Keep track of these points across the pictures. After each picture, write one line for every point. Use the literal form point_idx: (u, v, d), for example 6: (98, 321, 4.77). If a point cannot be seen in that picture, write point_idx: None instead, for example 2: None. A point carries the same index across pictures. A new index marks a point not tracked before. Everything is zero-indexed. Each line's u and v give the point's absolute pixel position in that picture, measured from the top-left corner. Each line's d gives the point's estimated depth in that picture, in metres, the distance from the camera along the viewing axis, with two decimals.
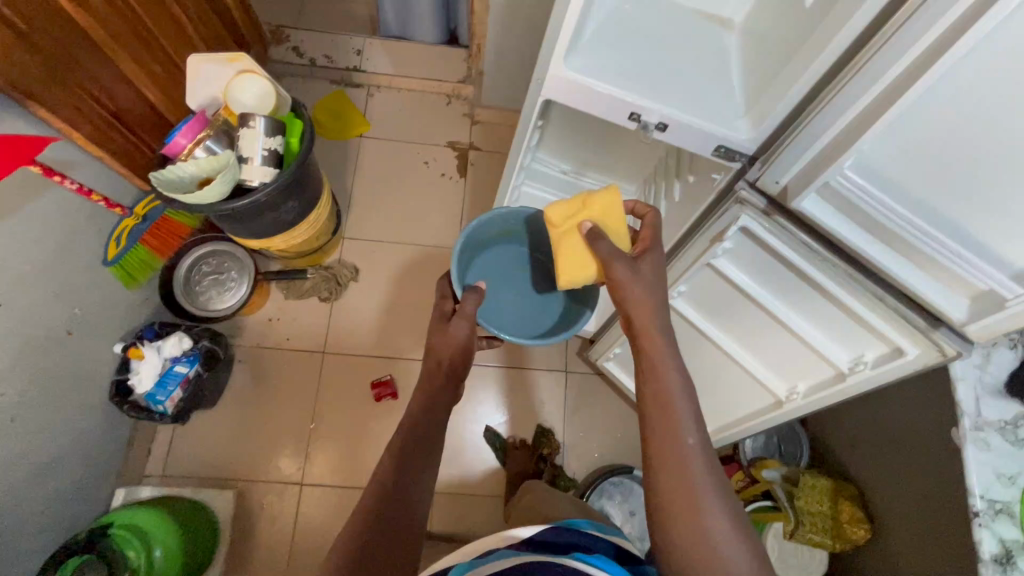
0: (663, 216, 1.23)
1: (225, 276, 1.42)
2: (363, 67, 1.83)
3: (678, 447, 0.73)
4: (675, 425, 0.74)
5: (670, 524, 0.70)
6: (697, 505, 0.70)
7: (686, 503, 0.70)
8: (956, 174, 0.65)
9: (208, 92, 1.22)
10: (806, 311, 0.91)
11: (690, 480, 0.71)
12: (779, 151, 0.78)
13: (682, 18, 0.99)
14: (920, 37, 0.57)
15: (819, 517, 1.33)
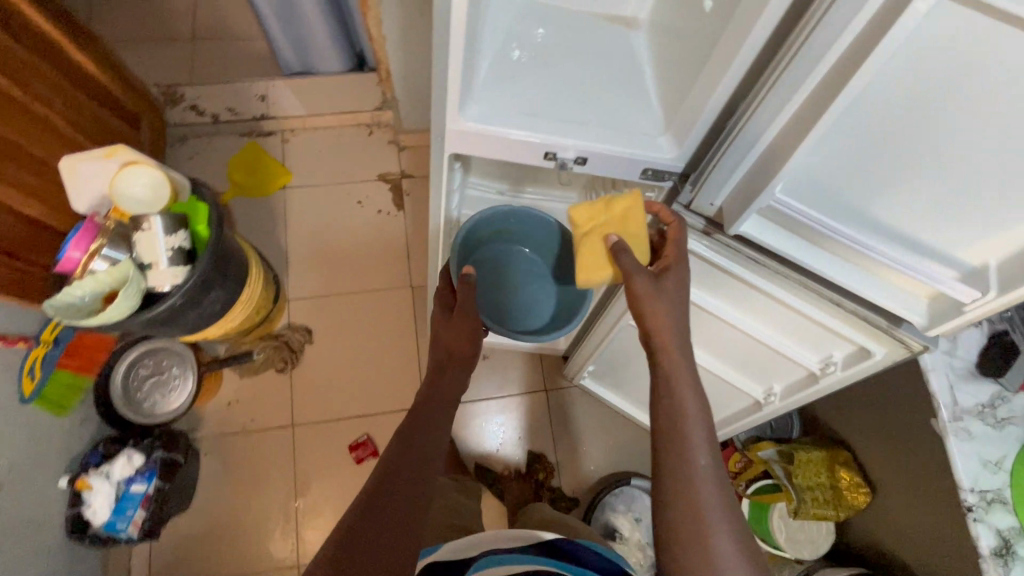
0: None
1: (165, 376, 1.32)
2: (271, 113, 1.71)
3: (688, 471, 0.64)
4: (685, 447, 0.66)
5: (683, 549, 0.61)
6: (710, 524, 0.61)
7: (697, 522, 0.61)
8: (892, 181, 0.59)
9: (93, 194, 1.10)
10: (768, 319, 0.86)
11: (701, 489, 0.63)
12: (708, 172, 0.72)
13: (583, 29, 0.92)
14: (829, 50, 0.52)
15: (818, 489, 1.33)
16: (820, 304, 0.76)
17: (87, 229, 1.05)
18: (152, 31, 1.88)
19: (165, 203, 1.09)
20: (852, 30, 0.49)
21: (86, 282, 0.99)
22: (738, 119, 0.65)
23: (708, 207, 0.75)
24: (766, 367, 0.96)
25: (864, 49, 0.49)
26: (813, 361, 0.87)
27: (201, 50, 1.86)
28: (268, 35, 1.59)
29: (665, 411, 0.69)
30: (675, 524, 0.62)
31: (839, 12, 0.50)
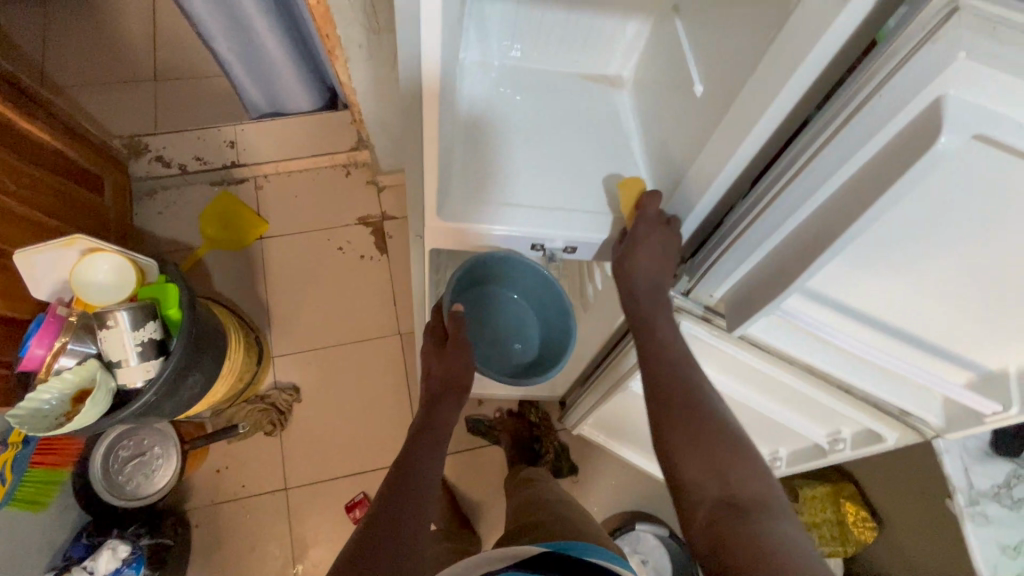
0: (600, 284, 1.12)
1: (146, 455, 1.27)
2: (242, 160, 1.63)
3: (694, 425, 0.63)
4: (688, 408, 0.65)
5: (699, 475, 0.59)
6: (708, 423, 0.63)
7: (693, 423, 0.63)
8: (909, 294, 0.55)
9: (55, 282, 1.05)
10: (774, 396, 0.83)
11: (693, 394, 0.66)
12: (706, 266, 0.67)
13: (565, 95, 0.87)
14: (835, 172, 0.47)
15: (825, 526, 1.33)
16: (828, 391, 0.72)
17: (50, 324, 0.99)
18: (111, 73, 1.78)
19: (131, 285, 1.03)
20: (859, 158, 0.45)
21: (54, 382, 0.92)
22: (736, 219, 0.61)
23: (708, 297, 0.71)
24: (771, 434, 0.93)
25: (875, 177, 0.45)
26: (821, 434, 0.84)
27: (164, 92, 1.77)
28: (234, 81, 1.48)
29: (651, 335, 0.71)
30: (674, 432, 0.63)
31: (846, 137, 0.46)
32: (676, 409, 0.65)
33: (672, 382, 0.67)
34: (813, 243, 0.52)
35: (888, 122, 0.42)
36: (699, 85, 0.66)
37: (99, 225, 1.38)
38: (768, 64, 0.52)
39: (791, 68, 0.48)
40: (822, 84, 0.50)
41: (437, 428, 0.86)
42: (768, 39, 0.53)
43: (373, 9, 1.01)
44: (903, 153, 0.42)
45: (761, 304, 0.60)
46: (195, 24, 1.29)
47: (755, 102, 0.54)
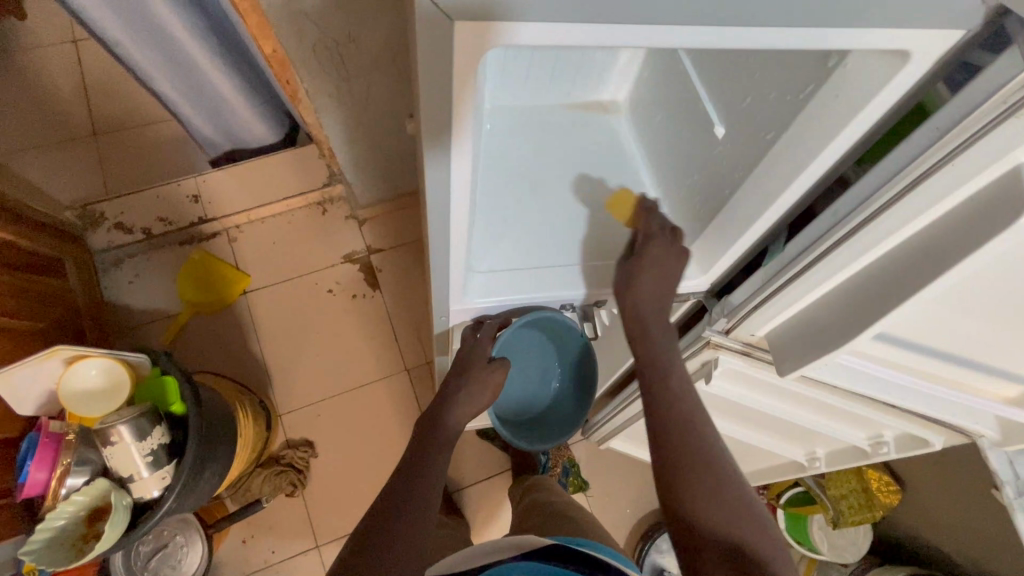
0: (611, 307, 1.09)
1: (169, 546, 1.21)
2: (209, 213, 1.53)
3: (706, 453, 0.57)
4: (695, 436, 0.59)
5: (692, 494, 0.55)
6: (715, 467, 0.57)
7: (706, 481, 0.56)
8: (974, 332, 0.54)
9: (42, 396, 0.97)
10: (817, 411, 0.82)
11: (698, 439, 0.58)
12: (746, 309, 0.65)
13: (562, 129, 0.82)
14: (902, 230, 0.47)
15: (851, 496, 1.29)
16: (877, 406, 0.72)
17: (46, 445, 0.91)
18: (44, 136, 1.64)
19: (126, 389, 0.95)
20: (929, 216, 0.46)
21: (65, 507, 0.87)
22: (777, 266, 0.60)
23: (748, 334, 0.69)
24: (808, 439, 0.93)
25: (950, 237, 0.45)
26: (861, 438, 0.84)
27: (107, 149, 1.63)
28: (186, 123, 1.37)
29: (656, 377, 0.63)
30: (688, 488, 0.55)
31: (912, 200, 0.45)
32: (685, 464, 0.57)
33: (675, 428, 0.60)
34: (875, 293, 0.52)
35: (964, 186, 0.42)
36: (719, 125, 0.63)
37: (71, 312, 1.29)
38: (804, 121, 0.49)
39: (836, 131, 0.46)
40: (866, 141, 0.49)
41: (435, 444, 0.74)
42: (801, 92, 0.50)
43: (339, 57, 0.94)
44: (987, 217, 0.42)
45: (815, 357, 0.59)
46: (135, 72, 1.18)
47: (792, 158, 0.51)
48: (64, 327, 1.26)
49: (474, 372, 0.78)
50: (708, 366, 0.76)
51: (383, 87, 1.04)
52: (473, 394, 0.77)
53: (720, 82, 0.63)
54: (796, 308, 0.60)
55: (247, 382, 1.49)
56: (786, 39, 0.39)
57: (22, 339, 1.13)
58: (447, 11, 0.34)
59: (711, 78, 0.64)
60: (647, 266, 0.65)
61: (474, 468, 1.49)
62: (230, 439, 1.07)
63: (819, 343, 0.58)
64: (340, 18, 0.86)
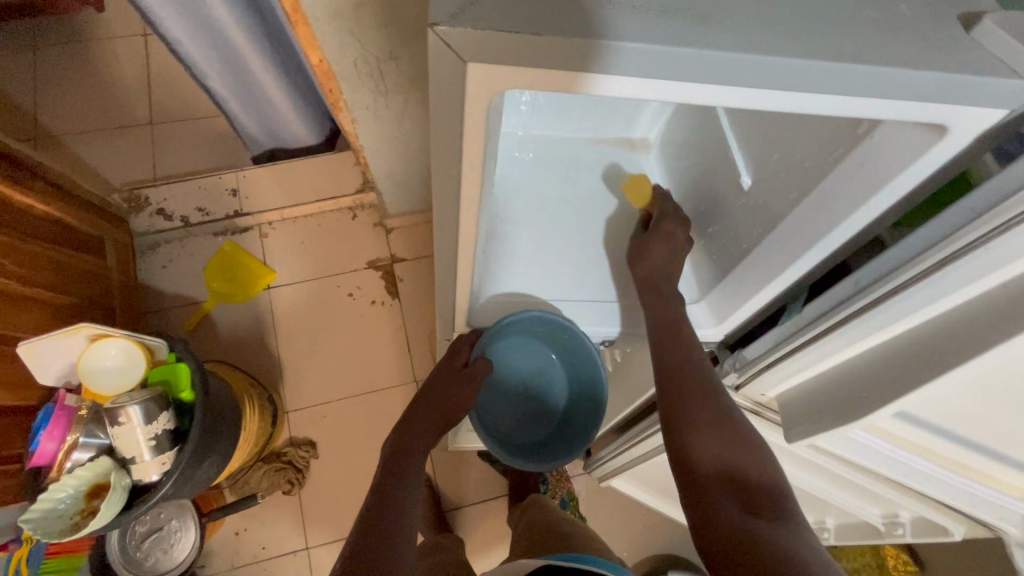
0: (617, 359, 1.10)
1: (164, 529, 1.23)
2: (245, 208, 1.58)
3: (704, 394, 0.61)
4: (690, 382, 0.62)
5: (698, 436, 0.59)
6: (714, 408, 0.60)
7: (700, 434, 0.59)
8: (1003, 422, 0.50)
9: (61, 368, 1.00)
10: (829, 481, 0.77)
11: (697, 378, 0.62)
12: (757, 366, 0.63)
13: (589, 164, 0.82)
14: (933, 304, 0.44)
15: (864, 571, 1.22)
16: (892, 485, 0.67)
17: (60, 418, 0.95)
18: (105, 120, 1.73)
19: (141, 370, 0.98)
20: (963, 294, 0.43)
21: (68, 480, 0.89)
22: (794, 327, 0.57)
23: (758, 393, 0.66)
24: (819, 507, 0.88)
25: (987, 320, 0.42)
26: (876, 515, 0.79)
27: (160, 137, 1.71)
28: (233, 120, 1.42)
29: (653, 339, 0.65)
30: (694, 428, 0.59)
31: (940, 278, 0.43)
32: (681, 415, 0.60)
33: (694, 387, 0.62)
34: (898, 368, 0.49)
35: (1008, 263, 0.39)
36: (746, 176, 0.61)
37: (104, 290, 1.34)
38: (834, 184, 0.47)
39: (867, 195, 0.44)
40: (901, 207, 0.46)
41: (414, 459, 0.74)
42: (831, 154, 0.48)
43: (379, 73, 0.96)
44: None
45: (828, 428, 0.56)
46: (193, 72, 1.25)
47: (819, 219, 0.49)
48: (95, 304, 1.31)
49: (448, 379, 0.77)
50: None
51: (420, 105, 1.06)
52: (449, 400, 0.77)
53: (751, 133, 0.61)
54: (810, 372, 0.58)
55: (259, 376, 1.52)
56: (819, 104, 0.38)
57: (54, 312, 1.18)
58: (466, 51, 0.34)
59: (742, 130, 0.62)
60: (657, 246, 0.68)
61: (472, 488, 1.47)
62: (232, 432, 1.09)
63: (833, 413, 0.55)
64: (384, 35, 0.88)
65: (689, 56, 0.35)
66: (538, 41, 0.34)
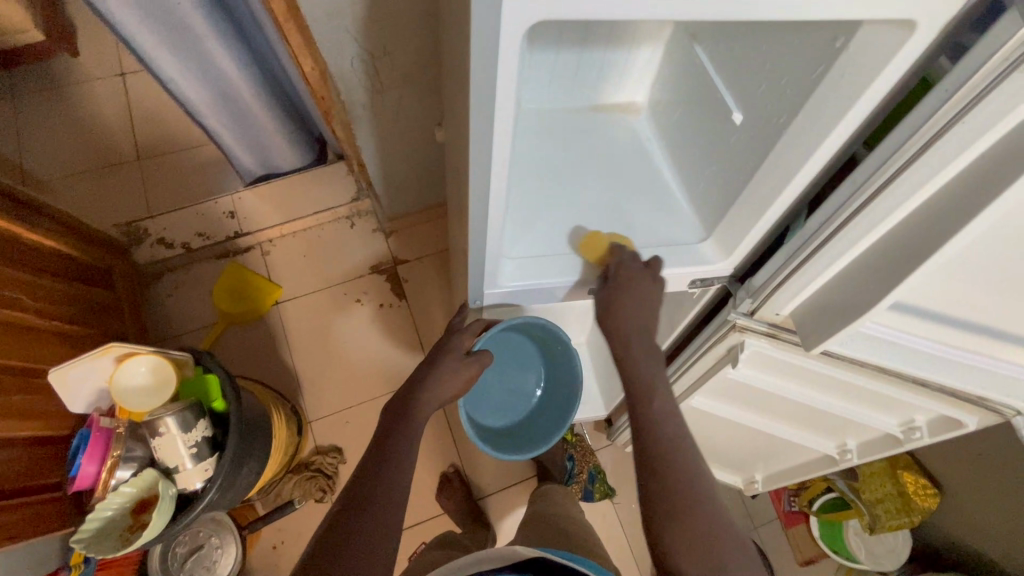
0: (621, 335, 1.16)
1: (204, 548, 1.23)
2: (244, 228, 1.61)
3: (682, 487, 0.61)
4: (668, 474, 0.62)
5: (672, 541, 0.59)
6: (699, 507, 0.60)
7: (682, 515, 0.59)
8: (995, 296, 0.55)
9: (91, 393, 1.02)
10: (847, 396, 0.82)
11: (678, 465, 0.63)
12: (770, 287, 0.67)
13: (585, 129, 0.87)
14: (914, 194, 0.49)
15: (888, 500, 1.26)
16: (905, 387, 0.72)
17: (97, 440, 0.94)
18: (95, 160, 1.75)
19: (171, 385, 1.00)
20: (939, 180, 0.47)
21: (114, 498, 0.91)
22: (798, 243, 0.61)
23: (772, 314, 0.71)
24: (839, 429, 0.93)
25: (962, 199, 0.46)
26: (893, 425, 0.84)
27: (151, 170, 1.73)
28: (225, 148, 1.44)
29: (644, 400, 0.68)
30: (669, 535, 0.59)
31: (924, 163, 0.47)
32: (661, 490, 0.61)
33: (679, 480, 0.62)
34: (893, 258, 0.53)
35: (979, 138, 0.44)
36: (737, 111, 0.66)
37: (116, 320, 1.36)
38: (817, 98, 0.52)
39: (851, 100, 0.49)
40: (882, 109, 0.51)
41: (405, 443, 0.76)
42: (812, 73, 0.54)
43: (372, 70, 1.00)
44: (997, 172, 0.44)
45: (841, 330, 0.60)
46: (185, 104, 1.26)
47: (808, 133, 0.54)
48: (109, 334, 1.32)
49: (445, 363, 0.84)
50: (733, 349, 0.78)
51: (412, 100, 1.11)
52: (444, 380, 0.82)
53: (736, 71, 0.66)
54: (815, 283, 0.62)
55: (279, 390, 1.53)
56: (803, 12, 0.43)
57: (74, 344, 1.20)
58: None
59: (727, 70, 0.67)
60: (626, 291, 0.70)
61: (501, 473, 1.50)
62: (266, 438, 1.11)
63: (844, 315, 0.59)
64: (376, 32, 0.92)
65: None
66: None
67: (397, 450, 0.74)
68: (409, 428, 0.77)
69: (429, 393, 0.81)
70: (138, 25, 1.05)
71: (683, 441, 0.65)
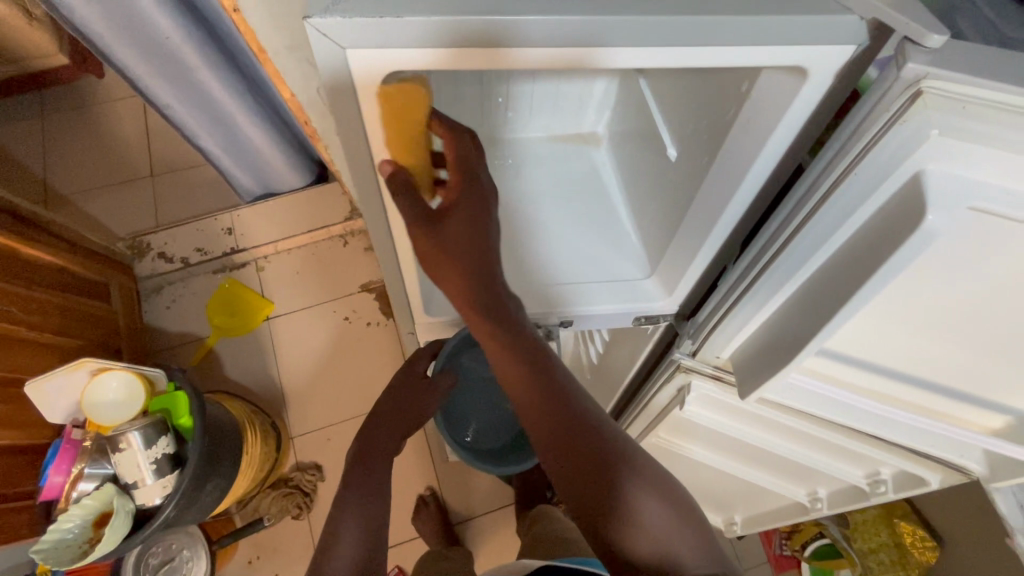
0: (592, 363, 1.13)
1: (176, 559, 1.25)
2: (241, 244, 1.66)
3: (563, 438, 0.53)
4: (553, 419, 0.54)
5: (573, 498, 0.53)
6: (583, 458, 0.53)
7: (621, 524, 0.51)
8: (927, 349, 0.51)
9: (68, 406, 1.06)
10: (808, 444, 0.77)
11: (557, 417, 0.54)
12: (707, 328, 0.64)
13: (540, 159, 0.86)
14: (822, 245, 0.45)
15: (882, 551, 1.20)
16: (860, 438, 0.67)
17: (67, 451, 1.02)
18: (108, 176, 1.84)
19: (141, 400, 1.03)
20: (846, 230, 0.43)
21: (75, 509, 0.93)
22: (729, 286, 0.58)
23: (714, 357, 0.68)
24: (807, 477, 0.88)
25: (862, 253, 0.43)
26: (860, 476, 0.79)
27: (160, 186, 1.81)
28: (223, 170, 1.48)
29: (540, 403, 0.54)
30: (566, 493, 0.53)
31: (828, 212, 0.44)
32: (592, 506, 0.52)
33: (572, 435, 0.53)
34: (812, 307, 0.50)
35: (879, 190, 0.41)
36: (672, 148, 0.65)
37: (110, 332, 1.41)
38: (733, 138, 0.50)
39: (759, 144, 0.47)
40: (798, 151, 0.48)
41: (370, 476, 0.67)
42: (727, 114, 0.52)
43: None
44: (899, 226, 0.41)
45: (771, 379, 0.56)
46: (182, 130, 1.30)
47: (728, 173, 0.52)
48: (100, 345, 1.36)
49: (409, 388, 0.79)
50: (680, 389, 0.75)
51: None
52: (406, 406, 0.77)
53: (671, 107, 0.65)
54: (749, 328, 0.59)
55: (264, 404, 1.55)
56: (690, 59, 0.42)
57: (63, 355, 1.24)
58: (344, 40, 0.40)
59: (665, 105, 0.66)
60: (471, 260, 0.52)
61: (479, 497, 1.47)
62: (234, 455, 1.12)
63: (773, 362, 0.55)
64: None
65: (546, 24, 0.40)
66: (399, 24, 0.39)
67: (361, 482, 0.66)
68: (374, 462, 0.69)
69: (394, 418, 0.75)
70: (132, 55, 1.11)
71: (599, 444, 0.53)
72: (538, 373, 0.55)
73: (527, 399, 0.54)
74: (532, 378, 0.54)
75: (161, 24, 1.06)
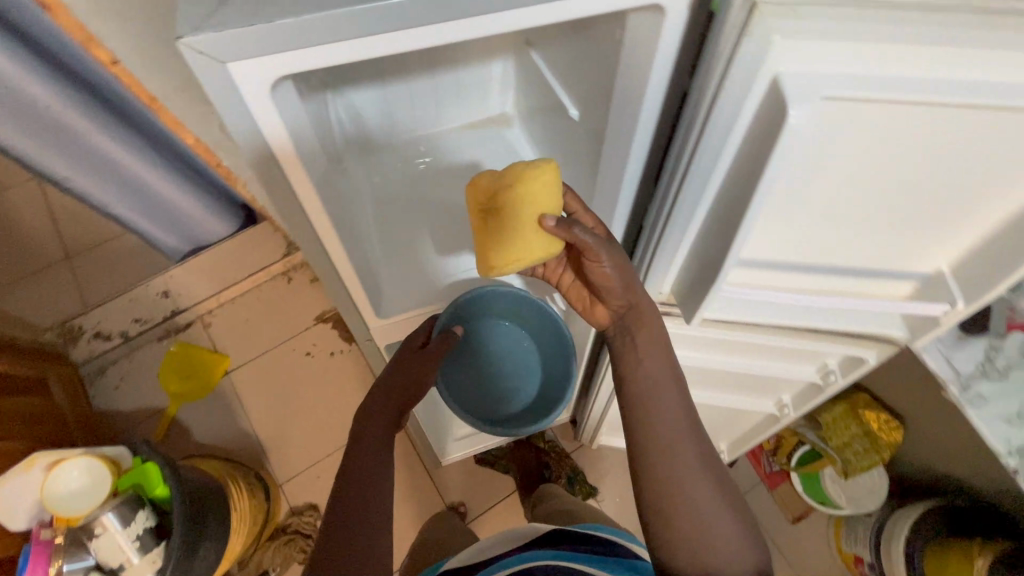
0: None
1: None
2: (180, 305, 1.60)
3: (661, 445, 0.57)
4: (657, 425, 0.58)
5: (657, 505, 0.56)
6: (675, 464, 0.57)
7: (699, 529, 0.54)
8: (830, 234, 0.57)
9: (30, 510, 1.00)
10: (761, 355, 0.83)
11: (661, 425, 0.58)
12: (643, 267, 0.68)
13: (457, 149, 0.88)
14: (717, 160, 0.50)
15: (856, 442, 1.22)
16: (802, 336, 0.73)
17: (40, 553, 0.92)
18: (21, 267, 1.73)
19: (108, 482, 0.98)
20: (733, 141, 0.48)
21: None
22: (652, 221, 0.62)
23: (657, 293, 0.72)
24: (770, 387, 0.94)
25: (751, 157, 0.48)
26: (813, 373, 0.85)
27: (80, 265, 1.72)
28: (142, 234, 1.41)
29: (649, 412, 0.59)
30: (653, 498, 0.56)
31: (713, 129, 0.48)
32: (676, 513, 0.55)
33: (670, 437, 0.58)
34: (727, 219, 0.55)
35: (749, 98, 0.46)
36: (573, 108, 0.69)
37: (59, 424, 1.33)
38: (620, 83, 0.54)
39: (642, 82, 0.51)
40: (679, 81, 0.52)
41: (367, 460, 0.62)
42: (610, 63, 0.56)
43: None
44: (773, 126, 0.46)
45: (707, 296, 0.60)
46: (85, 199, 1.23)
47: (624, 116, 0.56)
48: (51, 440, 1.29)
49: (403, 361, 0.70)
50: None
51: None
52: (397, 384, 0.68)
53: (564, 70, 0.68)
54: (679, 254, 0.63)
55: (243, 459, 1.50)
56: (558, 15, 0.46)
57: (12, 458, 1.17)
58: (224, 54, 0.41)
59: (558, 69, 0.70)
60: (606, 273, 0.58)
61: None
62: (220, 513, 1.08)
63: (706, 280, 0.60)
64: None
65: (419, 5, 0.42)
66: (277, 30, 0.41)
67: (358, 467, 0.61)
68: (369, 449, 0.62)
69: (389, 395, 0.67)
70: (13, 131, 1.05)
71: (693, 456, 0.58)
72: (663, 387, 0.60)
73: (632, 410, 0.60)
74: (645, 387, 0.60)
75: (39, 94, 1.01)
